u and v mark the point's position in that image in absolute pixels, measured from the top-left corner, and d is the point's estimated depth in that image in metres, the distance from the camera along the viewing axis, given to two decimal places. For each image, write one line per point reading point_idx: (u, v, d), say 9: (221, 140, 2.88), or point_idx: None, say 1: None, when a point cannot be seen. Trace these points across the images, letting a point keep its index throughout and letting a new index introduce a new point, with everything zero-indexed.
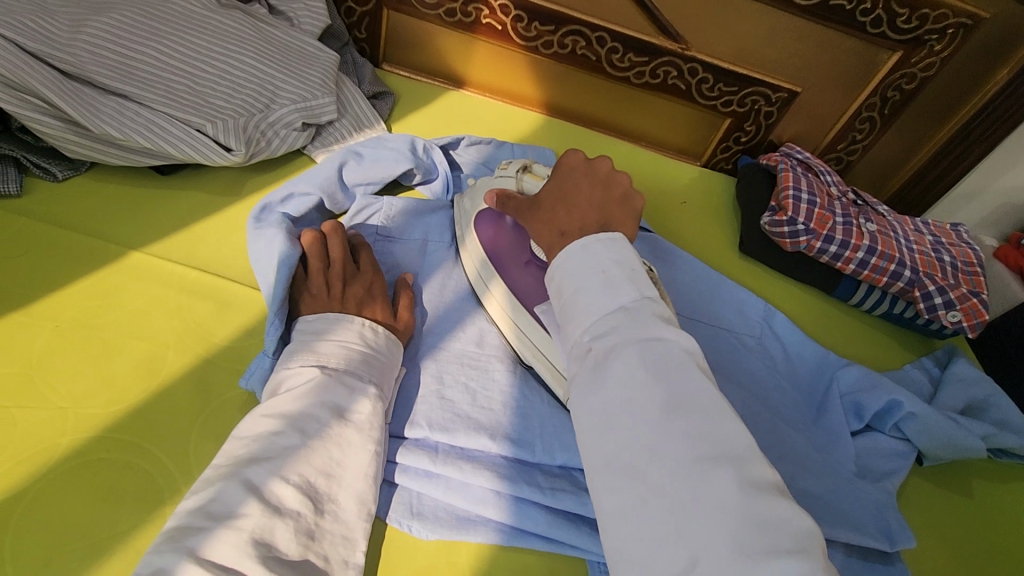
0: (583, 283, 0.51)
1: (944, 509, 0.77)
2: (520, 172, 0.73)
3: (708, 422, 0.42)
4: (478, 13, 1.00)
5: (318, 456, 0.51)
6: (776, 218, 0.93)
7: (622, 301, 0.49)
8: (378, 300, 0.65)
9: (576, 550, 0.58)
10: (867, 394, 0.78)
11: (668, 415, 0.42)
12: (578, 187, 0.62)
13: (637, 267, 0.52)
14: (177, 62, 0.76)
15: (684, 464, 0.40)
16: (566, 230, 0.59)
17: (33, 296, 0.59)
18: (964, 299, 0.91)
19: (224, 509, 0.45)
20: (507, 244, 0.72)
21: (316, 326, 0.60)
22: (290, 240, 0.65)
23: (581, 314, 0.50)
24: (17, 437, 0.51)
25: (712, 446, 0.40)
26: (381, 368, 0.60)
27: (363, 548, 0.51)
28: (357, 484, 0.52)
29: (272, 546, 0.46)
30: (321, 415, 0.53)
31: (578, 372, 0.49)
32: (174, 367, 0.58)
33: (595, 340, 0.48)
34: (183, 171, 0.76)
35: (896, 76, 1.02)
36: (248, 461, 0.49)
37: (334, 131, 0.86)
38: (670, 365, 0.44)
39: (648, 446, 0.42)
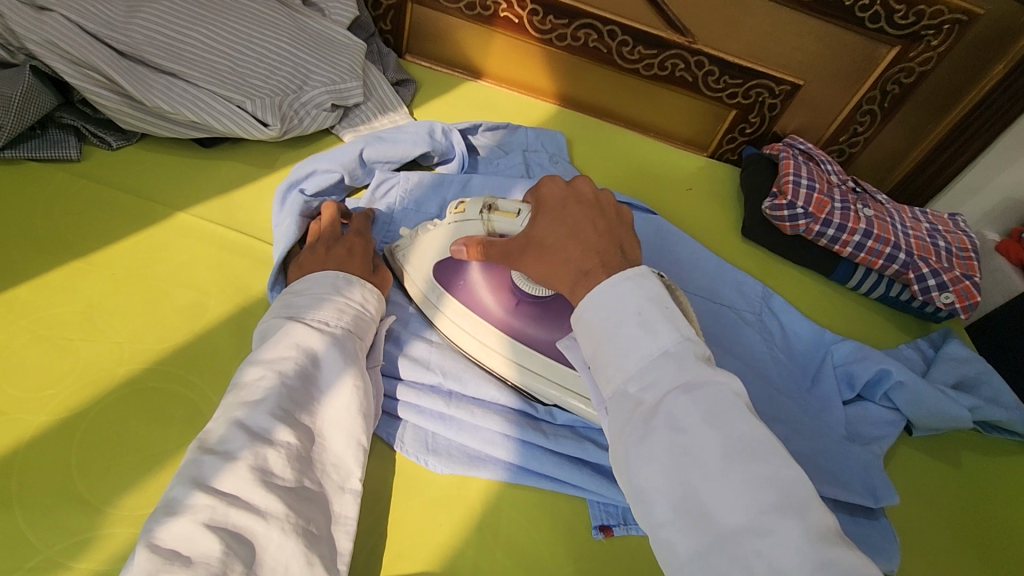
0: (620, 325, 0.49)
1: (932, 477, 0.80)
2: (485, 212, 0.64)
3: (771, 467, 0.41)
4: (497, 7, 1.06)
5: (298, 396, 0.54)
6: (776, 202, 0.98)
7: (663, 344, 0.47)
8: (358, 258, 0.68)
9: (577, 491, 0.63)
10: (858, 365, 0.82)
11: (729, 463, 0.41)
12: (575, 215, 0.58)
13: (671, 302, 0.50)
14: (219, 45, 0.83)
15: (748, 513, 0.39)
16: (587, 267, 0.54)
17: (92, 247, 0.66)
18: (957, 281, 0.94)
19: (223, 445, 0.49)
20: (488, 295, 0.68)
21: (297, 286, 0.63)
22: (294, 229, 0.70)
23: (622, 361, 0.49)
24: (80, 365, 0.57)
25: (778, 492, 0.40)
26: (357, 318, 0.62)
27: (358, 474, 0.55)
28: (341, 419, 0.56)
29: (267, 471, 0.49)
30: (296, 359, 0.56)
31: (623, 422, 0.47)
32: (216, 313, 0.64)
33: (641, 392, 0.47)
34: (223, 144, 0.82)
35: (894, 70, 1.06)
36: (234, 404, 0.52)
37: (360, 113, 0.92)
38: (723, 408, 0.43)
39: (711, 495, 0.41)
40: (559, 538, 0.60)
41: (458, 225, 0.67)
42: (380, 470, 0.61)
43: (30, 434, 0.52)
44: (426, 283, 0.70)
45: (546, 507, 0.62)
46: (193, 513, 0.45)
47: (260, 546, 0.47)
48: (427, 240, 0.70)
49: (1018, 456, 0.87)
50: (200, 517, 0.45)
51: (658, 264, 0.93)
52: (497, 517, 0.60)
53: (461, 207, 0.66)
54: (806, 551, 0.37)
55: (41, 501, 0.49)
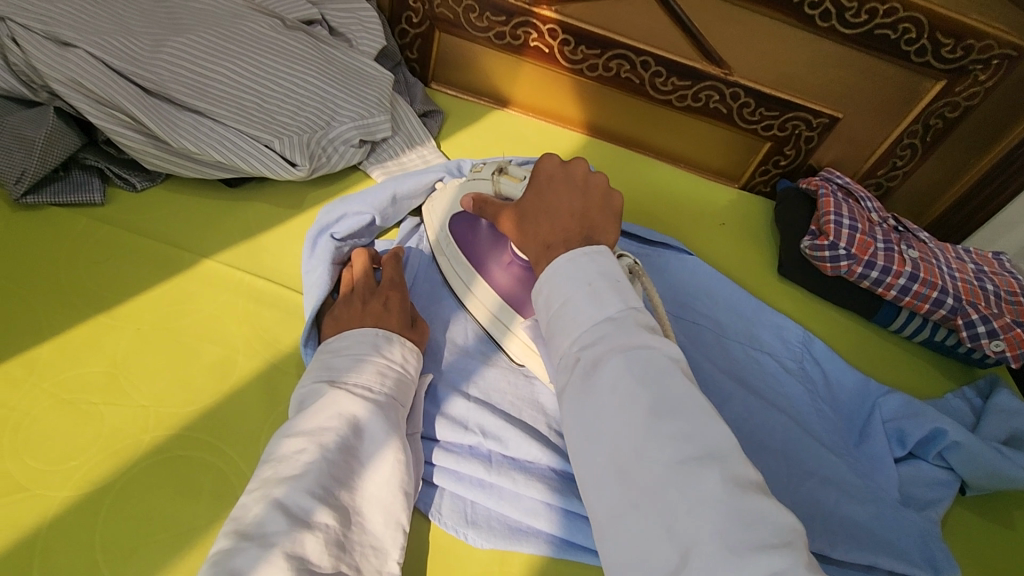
0: (570, 293, 0.48)
1: (989, 540, 0.76)
2: (496, 173, 0.70)
3: (695, 423, 0.40)
4: (527, 36, 1.03)
5: (339, 470, 0.52)
6: (817, 242, 0.95)
7: (608, 311, 0.46)
8: (394, 312, 0.64)
9: None
10: (909, 422, 0.78)
11: (655, 420, 0.40)
12: (558, 195, 0.58)
13: (622, 276, 0.49)
14: (246, 80, 0.80)
15: (668, 465, 0.39)
16: (550, 243, 0.55)
17: (117, 300, 0.63)
18: (1009, 328, 0.90)
19: (260, 529, 0.46)
20: (485, 249, 0.72)
21: (335, 344, 0.60)
22: (326, 276, 0.68)
23: (568, 325, 0.47)
24: (106, 432, 0.54)
25: (702, 447, 0.39)
26: (398, 382, 0.59)
27: (396, 557, 0.52)
28: (381, 495, 0.53)
29: (304, 559, 0.46)
30: (339, 429, 0.53)
31: (564, 383, 0.46)
32: (244, 372, 0.61)
33: (582, 352, 0.45)
34: (250, 184, 0.80)
35: (939, 104, 1.02)
36: (274, 481, 0.49)
37: (388, 148, 0.90)
38: (656, 369, 0.42)
39: (635, 449, 0.40)
40: None
41: (473, 183, 0.74)
42: (416, 542, 0.58)
43: (52, 514, 0.49)
44: (439, 228, 0.77)
45: None
46: None
47: None
48: (451, 195, 0.77)
49: None
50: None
51: (695, 308, 0.89)
52: None
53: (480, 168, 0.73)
54: (725, 503, 0.37)
55: None
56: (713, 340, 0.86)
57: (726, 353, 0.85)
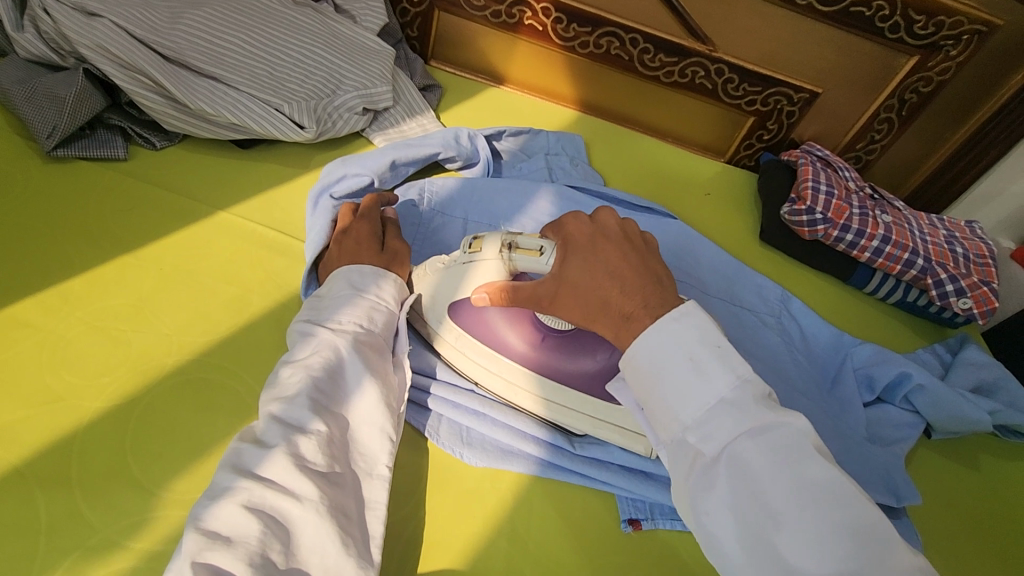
0: (675, 372, 0.50)
1: (953, 479, 0.81)
2: (506, 252, 0.61)
3: (846, 511, 0.43)
4: (521, 15, 1.09)
5: (326, 387, 0.56)
6: (795, 207, 1.00)
7: (718, 390, 0.49)
8: (364, 245, 0.69)
9: (605, 486, 0.65)
10: (878, 368, 0.83)
11: (801, 508, 0.44)
12: (608, 254, 0.58)
13: (723, 342, 0.51)
14: (259, 51, 0.86)
15: (821, 558, 0.42)
16: (630, 310, 0.54)
17: (140, 242, 0.68)
18: (976, 287, 0.96)
19: (260, 436, 0.51)
20: (510, 334, 0.65)
21: (322, 289, 0.65)
22: (322, 224, 0.73)
23: (678, 410, 0.50)
24: (133, 353, 0.59)
25: (851, 533, 0.43)
26: (379, 313, 0.63)
27: (385, 461, 0.56)
28: (367, 407, 0.57)
29: (299, 456, 0.51)
30: (324, 354, 0.57)
31: (684, 469, 0.49)
32: (257, 308, 0.67)
33: (702, 444, 0.48)
34: (261, 146, 0.85)
35: (913, 78, 1.08)
36: (268, 400, 0.55)
37: (390, 117, 0.95)
38: (793, 451, 0.46)
39: (796, 543, 0.43)
40: (590, 529, 0.62)
41: (474, 264, 0.63)
42: (415, 459, 0.63)
43: (88, 420, 0.55)
44: (440, 325, 0.67)
45: (576, 500, 0.64)
46: (233, 497, 0.47)
47: (295, 527, 0.48)
48: (440, 282, 0.66)
49: None
50: (240, 499, 0.47)
51: (680, 268, 0.94)
52: (530, 507, 0.62)
53: (475, 246, 0.63)
54: (851, 557, 0.42)
55: (101, 482, 0.52)
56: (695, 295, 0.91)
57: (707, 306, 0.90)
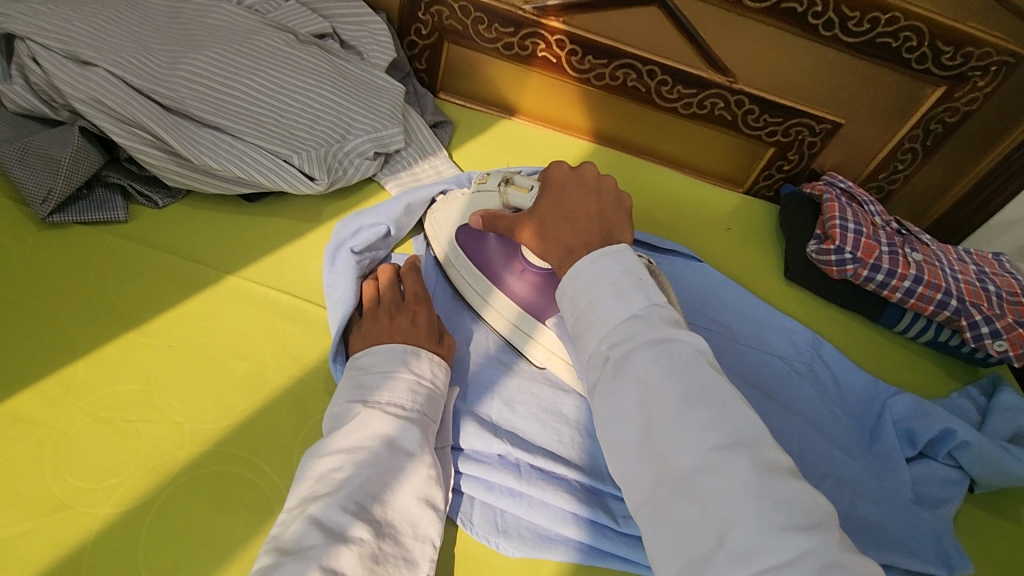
0: (596, 295, 0.53)
1: (998, 537, 0.78)
2: (503, 186, 0.71)
3: (724, 410, 0.45)
4: (535, 47, 1.05)
5: (375, 485, 0.53)
6: (823, 246, 0.97)
7: (634, 310, 0.52)
8: (421, 327, 0.65)
9: (648, 570, 0.61)
10: (919, 422, 0.80)
11: (687, 408, 0.46)
12: (574, 198, 0.64)
13: (645, 275, 0.54)
14: (264, 97, 0.82)
15: (700, 453, 0.44)
16: (573, 246, 0.60)
17: (145, 316, 0.64)
18: (1011, 328, 0.92)
19: (299, 544, 0.48)
20: (497, 259, 0.74)
21: (364, 361, 0.61)
22: (349, 292, 0.69)
23: (595, 323, 0.53)
24: (142, 448, 0.55)
25: (730, 433, 0.44)
26: (429, 397, 0.60)
27: (424, 571, 0.52)
28: (412, 509, 0.54)
29: (339, 572, 0.47)
30: (374, 447, 0.54)
31: (595, 379, 0.52)
32: (273, 386, 0.62)
33: (611, 350, 0.51)
34: (269, 198, 0.81)
35: (939, 109, 1.05)
36: (310, 499, 0.51)
37: (402, 159, 0.91)
38: (683, 360, 0.48)
39: (675, 438, 0.45)
40: None
41: (480, 195, 0.76)
42: (447, 549, 0.59)
43: (95, 531, 0.50)
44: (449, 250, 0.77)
45: None
46: None
47: None
48: (453, 206, 0.78)
49: None
50: None
51: (707, 313, 0.91)
52: None
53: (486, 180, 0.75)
54: (751, 485, 0.42)
55: None
56: (725, 345, 0.87)
57: (738, 357, 0.86)
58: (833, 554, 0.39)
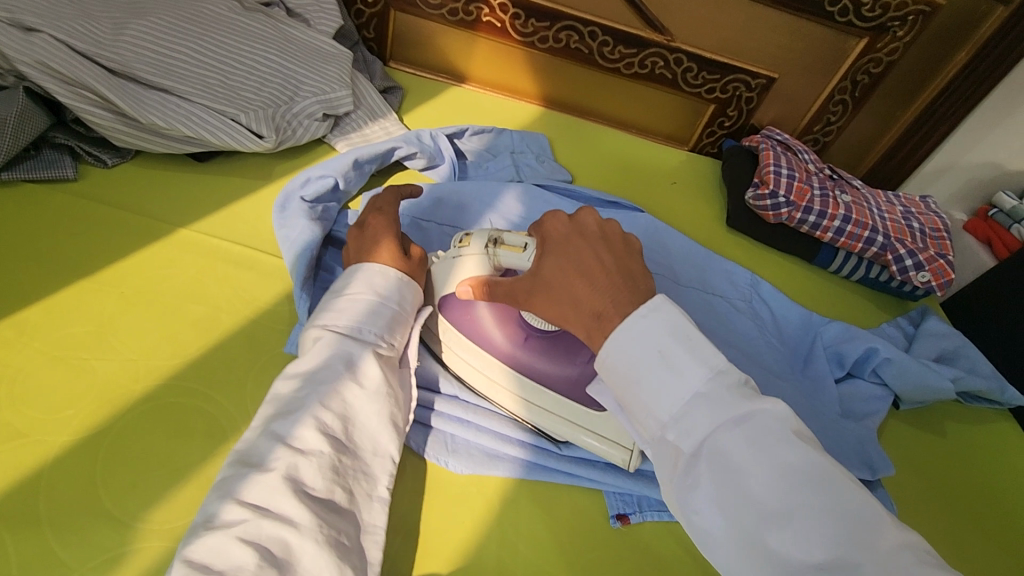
0: (646, 374, 0.48)
1: (921, 447, 0.85)
2: (491, 247, 0.62)
3: (832, 494, 0.41)
4: (479, 12, 1.08)
5: (334, 402, 0.55)
6: (759, 192, 1.03)
7: (694, 385, 0.47)
8: (383, 241, 0.66)
9: (592, 482, 0.65)
10: (847, 344, 0.86)
11: (789, 498, 0.42)
12: (582, 253, 0.56)
13: (695, 335, 0.49)
14: (210, 60, 0.84)
15: (815, 552, 0.40)
16: (601, 310, 0.52)
17: (97, 265, 0.66)
18: (933, 260, 0.99)
19: (258, 457, 0.50)
20: (496, 332, 0.65)
21: (337, 286, 0.64)
22: (308, 232, 0.72)
23: (655, 408, 0.48)
24: (97, 382, 0.57)
25: (844, 521, 0.40)
26: (391, 322, 0.62)
27: (384, 485, 0.56)
28: (372, 427, 0.57)
29: (299, 481, 0.50)
30: (334, 369, 0.56)
31: (668, 472, 0.47)
32: (226, 326, 0.65)
33: (679, 440, 0.46)
34: (218, 158, 0.83)
35: (864, 60, 1.11)
36: (272, 416, 0.54)
37: (351, 122, 0.94)
38: (771, 438, 0.44)
39: (787, 537, 0.41)
40: (578, 526, 0.62)
41: (462, 260, 0.65)
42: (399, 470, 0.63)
43: (53, 455, 0.52)
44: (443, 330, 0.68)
45: (563, 500, 0.64)
46: (227, 526, 0.46)
47: (293, 556, 0.47)
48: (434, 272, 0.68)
49: (996, 421, 0.92)
50: (236, 530, 0.46)
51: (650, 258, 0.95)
52: (517, 508, 0.62)
53: (464, 241, 0.65)
54: None
55: (71, 518, 0.50)
56: (668, 286, 0.92)
57: (681, 296, 0.91)
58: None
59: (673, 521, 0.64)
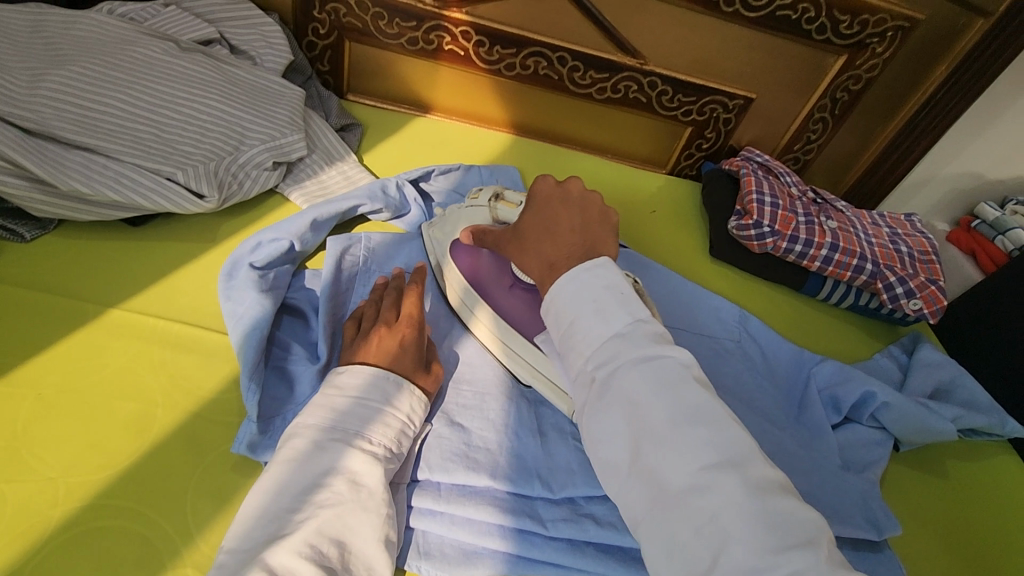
0: (579, 312, 0.52)
1: (923, 492, 0.81)
2: (493, 201, 0.76)
3: (716, 431, 0.44)
4: (440, 40, 1.01)
5: (331, 524, 0.51)
6: (742, 221, 0.98)
7: (616, 328, 0.50)
8: (392, 348, 0.64)
9: (580, 572, 0.60)
10: (842, 387, 0.82)
11: (679, 428, 0.44)
12: (556, 214, 0.61)
13: (627, 289, 0.52)
14: (142, 111, 0.76)
15: (691, 472, 0.43)
16: (554, 262, 0.58)
17: (11, 364, 0.58)
18: (924, 287, 0.95)
19: None
20: (485, 268, 0.76)
21: (342, 380, 0.59)
22: (258, 309, 0.64)
23: (580, 343, 0.51)
24: (8, 511, 0.50)
25: (722, 451, 0.43)
26: (397, 433, 0.58)
27: None
28: (368, 552, 0.52)
29: None
30: (334, 486, 0.52)
31: (585, 403, 0.50)
32: (163, 425, 0.57)
33: (597, 370, 0.49)
34: (155, 221, 0.75)
35: (843, 77, 1.07)
36: (265, 542, 0.49)
37: (305, 167, 0.87)
38: (671, 376, 0.47)
39: (671, 461, 0.44)
40: None
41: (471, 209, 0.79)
42: None
43: None
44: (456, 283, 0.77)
45: None
46: None
47: None
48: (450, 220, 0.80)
49: (998, 454, 0.89)
50: None
51: None
52: None
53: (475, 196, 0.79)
54: (747, 506, 0.41)
55: None
56: None
57: None
58: (759, 498, 0.41)
59: None
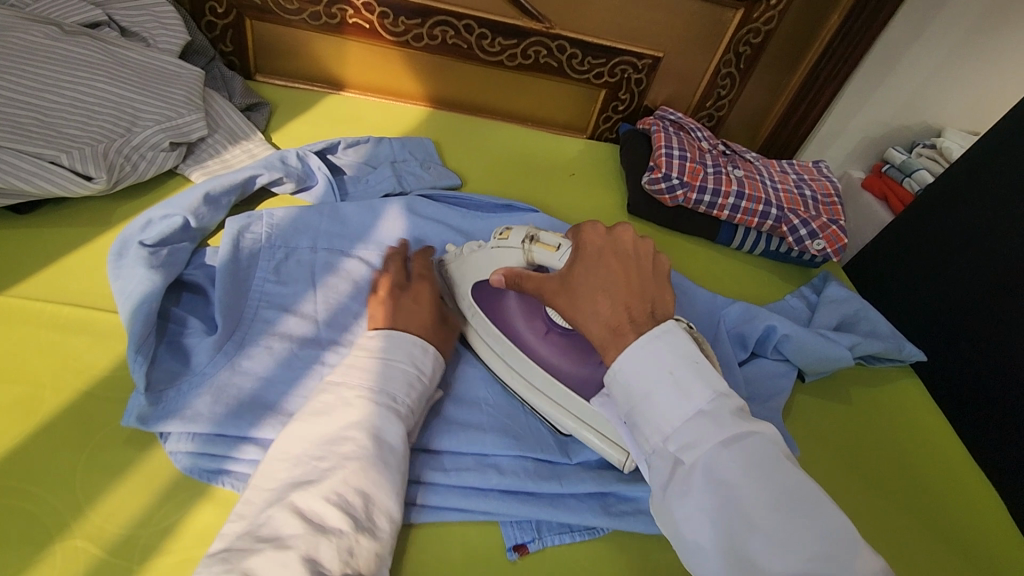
0: (653, 387, 0.48)
1: (829, 417, 0.85)
2: (527, 244, 0.65)
3: (819, 517, 0.42)
4: (343, 14, 1.01)
5: (357, 475, 0.51)
6: (653, 176, 1.00)
7: (697, 403, 0.47)
8: (417, 309, 0.67)
9: (485, 515, 0.62)
10: (747, 325, 0.85)
11: (777, 512, 0.42)
12: (610, 267, 0.56)
13: (700, 357, 0.49)
14: (24, 97, 0.74)
15: (798, 561, 0.40)
16: (618, 326, 0.52)
17: None
18: (826, 228, 1.00)
19: (272, 532, 0.47)
20: (517, 315, 0.71)
21: (374, 344, 0.61)
22: (143, 283, 0.64)
23: (655, 419, 0.48)
24: None
25: (827, 538, 0.41)
26: (419, 393, 0.60)
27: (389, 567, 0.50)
28: (387, 502, 0.52)
29: (315, 562, 0.46)
30: (359, 440, 0.53)
31: (661, 483, 0.47)
32: (52, 406, 0.57)
33: (680, 452, 0.46)
34: (43, 208, 0.73)
35: (743, 32, 1.10)
36: (292, 486, 0.50)
37: (207, 147, 0.86)
38: (765, 459, 0.44)
39: (771, 547, 0.41)
40: (469, 563, 0.59)
41: (499, 251, 0.69)
42: None
43: None
44: (481, 326, 0.73)
45: (455, 539, 0.60)
46: None
47: None
48: (469, 259, 0.73)
49: (898, 377, 0.95)
50: None
51: None
52: (402, 559, 0.58)
53: (505, 235, 0.69)
54: None
55: None
56: None
57: None
58: None
59: (572, 542, 0.62)
